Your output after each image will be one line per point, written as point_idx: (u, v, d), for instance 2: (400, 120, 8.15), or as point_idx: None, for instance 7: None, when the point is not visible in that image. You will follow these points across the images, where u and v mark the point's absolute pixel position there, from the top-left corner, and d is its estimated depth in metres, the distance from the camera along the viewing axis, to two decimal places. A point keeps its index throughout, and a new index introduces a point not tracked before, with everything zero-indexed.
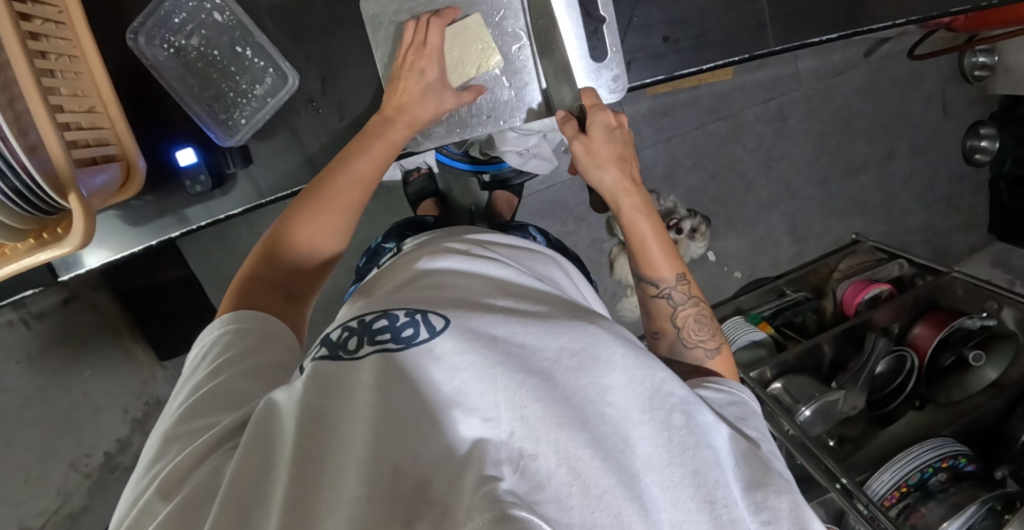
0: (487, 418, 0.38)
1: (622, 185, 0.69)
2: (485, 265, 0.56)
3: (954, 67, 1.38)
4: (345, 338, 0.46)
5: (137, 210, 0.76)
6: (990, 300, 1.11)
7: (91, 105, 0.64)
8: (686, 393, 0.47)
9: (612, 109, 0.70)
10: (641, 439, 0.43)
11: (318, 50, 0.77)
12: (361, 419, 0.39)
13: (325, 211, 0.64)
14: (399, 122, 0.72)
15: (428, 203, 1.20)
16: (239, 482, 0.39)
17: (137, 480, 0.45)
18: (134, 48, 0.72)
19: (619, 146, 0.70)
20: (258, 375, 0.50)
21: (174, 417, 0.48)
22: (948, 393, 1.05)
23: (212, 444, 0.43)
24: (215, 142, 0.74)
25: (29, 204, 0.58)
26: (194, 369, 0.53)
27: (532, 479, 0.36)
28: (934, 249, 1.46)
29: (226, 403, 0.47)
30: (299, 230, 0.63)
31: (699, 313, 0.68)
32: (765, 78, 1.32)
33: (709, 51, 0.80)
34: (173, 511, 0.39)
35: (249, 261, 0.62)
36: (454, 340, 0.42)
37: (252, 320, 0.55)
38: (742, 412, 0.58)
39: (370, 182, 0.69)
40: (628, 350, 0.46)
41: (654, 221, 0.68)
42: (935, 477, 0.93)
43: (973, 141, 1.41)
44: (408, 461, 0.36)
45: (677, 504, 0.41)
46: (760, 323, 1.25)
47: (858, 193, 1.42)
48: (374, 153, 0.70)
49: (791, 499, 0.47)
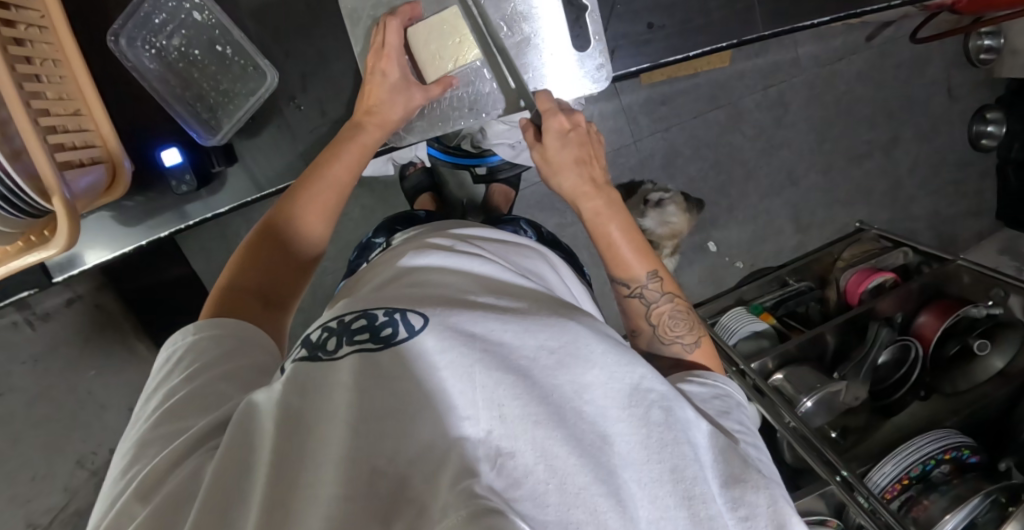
0: (466, 416, 0.38)
1: (579, 189, 0.69)
2: (468, 261, 0.55)
3: (960, 49, 1.35)
4: (325, 338, 0.45)
5: (127, 210, 0.77)
6: (996, 287, 1.08)
7: (76, 108, 0.65)
8: (666, 389, 0.47)
9: (570, 113, 0.70)
10: (620, 435, 0.42)
11: (298, 46, 0.76)
12: (337, 418, 0.39)
13: (302, 217, 0.66)
14: (371, 126, 0.73)
15: (427, 198, 1.20)
16: (220, 481, 0.39)
17: (113, 484, 0.46)
18: (115, 50, 0.72)
19: (572, 150, 0.68)
20: (237, 378, 0.50)
21: (151, 420, 0.48)
22: (954, 383, 1.03)
23: (190, 446, 0.43)
24: (198, 142, 0.75)
25: (15, 206, 0.58)
26: (169, 372, 0.53)
27: (509, 476, 0.36)
28: (941, 236, 1.43)
29: (203, 406, 0.47)
30: (277, 237, 0.65)
31: (675, 308, 0.69)
32: (765, 65, 1.29)
33: (695, 37, 0.79)
34: (150, 514, 0.40)
35: (226, 269, 0.63)
36: (434, 337, 0.41)
37: (229, 327, 0.55)
38: (726, 405, 0.58)
39: (344, 185, 0.70)
40: (608, 346, 0.46)
41: (622, 220, 0.70)
42: (938, 468, 0.91)
43: (979, 126, 1.38)
44: (386, 462, 0.36)
45: (655, 500, 0.41)
46: (761, 313, 1.23)
47: (863, 180, 1.39)
48: (348, 156, 0.70)
49: (769, 494, 0.47)
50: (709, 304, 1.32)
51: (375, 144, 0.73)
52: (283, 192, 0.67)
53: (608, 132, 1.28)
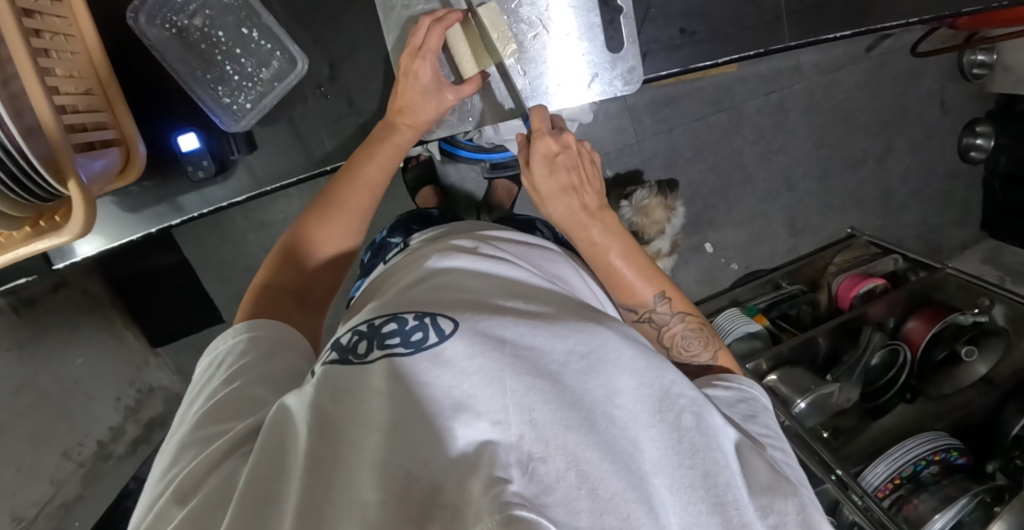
0: (496, 421, 0.36)
1: (570, 218, 0.70)
2: (495, 265, 0.54)
3: (953, 64, 1.39)
4: (355, 342, 0.43)
5: (135, 196, 0.74)
6: (983, 296, 1.12)
7: (88, 87, 0.62)
8: (695, 394, 0.46)
9: (557, 134, 0.71)
10: (651, 442, 0.41)
11: (327, 33, 0.74)
12: (370, 424, 0.36)
13: (337, 219, 0.67)
14: (404, 126, 0.73)
15: (428, 192, 1.17)
16: (253, 486, 0.38)
17: (155, 485, 0.45)
18: (134, 27, 0.69)
19: (558, 177, 0.70)
20: (273, 381, 0.49)
21: (190, 422, 0.48)
22: (939, 387, 1.06)
23: (227, 449, 0.42)
24: (219, 127, 0.72)
25: (24, 189, 0.56)
26: (209, 376, 0.53)
27: (540, 482, 0.34)
28: (927, 245, 1.48)
29: (242, 408, 0.47)
30: (314, 239, 0.66)
31: (686, 328, 0.70)
32: (766, 71, 1.31)
33: (723, 44, 0.80)
34: (191, 511, 0.39)
35: (264, 269, 0.64)
36: (465, 344, 0.39)
37: (266, 328, 0.55)
38: (751, 408, 0.60)
39: (376, 187, 0.70)
40: (638, 351, 0.45)
41: (623, 245, 0.70)
42: (928, 469, 0.95)
43: (968, 139, 1.42)
44: (421, 465, 0.34)
45: (686, 507, 0.40)
46: (756, 315, 1.25)
47: (855, 187, 1.43)
48: (381, 157, 0.70)
49: (797, 502, 0.47)
50: (704, 305, 1.34)
51: (406, 146, 0.73)
52: (316, 196, 0.68)
53: (613, 131, 1.29)
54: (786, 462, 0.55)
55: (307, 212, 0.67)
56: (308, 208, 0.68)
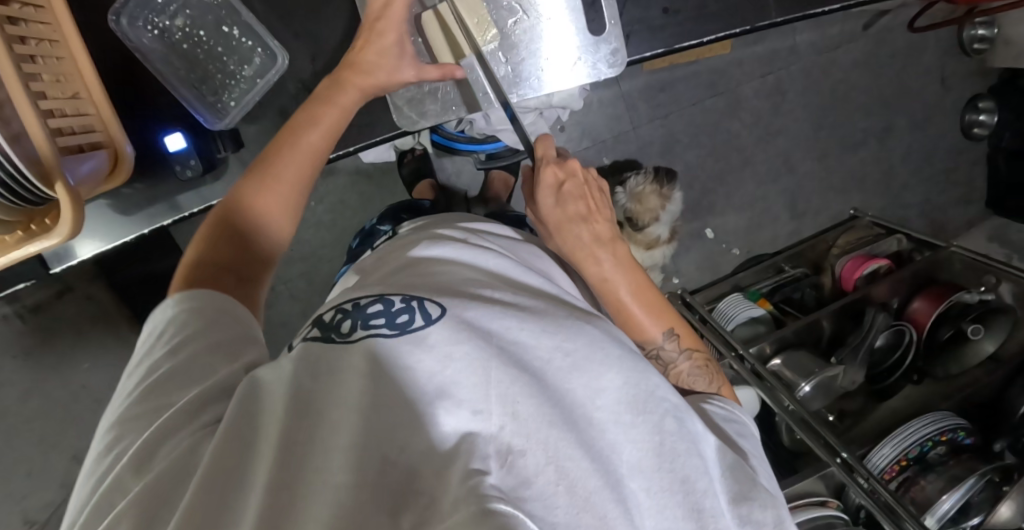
0: (479, 410, 0.36)
1: (580, 250, 0.68)
2: (482, 255, 0.54)
3: (952, 39, 1.37)
4: (338, 320, 0.42)
5: (127, 198, 0.74)
6: (989, 273, 1.10)
7: (75, 91, 0.63)
8: (678, 400, 0.46)
9: (567, 162, 0.72)
10: (631, 442, 0.41)
11: (309, 30, 0.76)
12: (349, 405, 0.35)
13: (275, 183, 0.61)
14: (348, 84, 0.70)
15: (425, 186, 1.15)
16: (215, 464, 0.36)
17: (98, 463, 0.42)
18: (116, 30, 0.70)
19: (567, 206, 0.70)
20: (221, 346, 0.47)
21: (137, 397, 0.45)
22: (947, 367, 1.05)
23: (182, 417, 0.41)
24: (205, 127, 0.73)
25: (16, 194, 0.56)
26: (149, 350, 0.49)
27: (518, 475, 0.34)
28: (932, 224, 1.45)
29: (189, 378, 0.45)
30: (255, 198, 0.60)
31: (693, 366, 0.68)
32: (763, 53, 1.30)
33: (709, 23, 0.81)
34: (147, 487, 0.37)
35: (197, 236, 0.58)
36: (452, 329, 0.39)
37: (211, 298, 0.51)
38: (740, 429, 0.58)
39: (323, 149, 0.66)
40: (624, 352, 0.45)
41: (634, 281, 0.69)
42: (935, 450, 0.93)
43: (971, 115, 1.40)
44: (399, 449, 0.34)
45: (662, 509, 0.40)
46: (759, 299, 1.24)
47: (857, 168, 1.41)
48: (326, 121, 0.67)
49: (776, 514, 0.47)
50: (707, 291, 1.32)
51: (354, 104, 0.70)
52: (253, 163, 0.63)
53: (608, 119, 1.28)
54: (765, 470, 0.54)
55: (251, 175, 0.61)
56: (250, 170, 0.62)
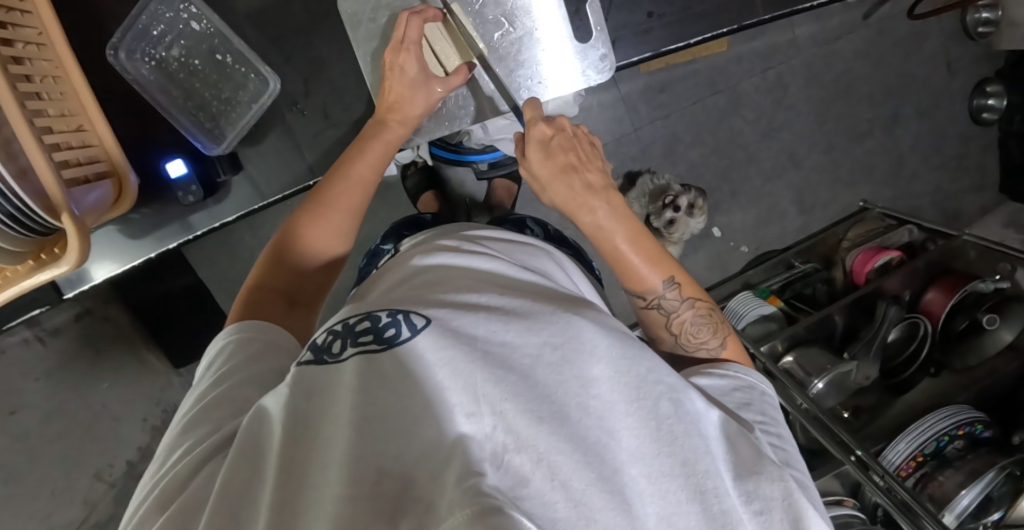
0: (470, 413, 0.35)
1: (573, 201, 0.61)
2: (473, 259, 0.53)
3: (956, 24, 1.35)
4: (329, 340, 0.41)
5: (136, 223, 0.77)
6: (1003, 261, 1.07)
7: (79, 124, 0.65)
8: (674, 380, 0.44)
9: (550, 118, 0.62)
10: (627, 430, 0.40)
11: (301, 53, 0.78)
12: (341, 421, 0.35)
13: (330, 217, 0.66)
14: (394, 122, 0.74)
15: (429, 197, 1.16)
16: (229, 481, 0.37)
17: (147, 480, 0.46)
18: (115, 63, 0.73)
19: (557, 156, 0.61)
20: (262, 382, 0.50)
21: (180, 423, 0.48)
22: (964, 358, 1.03)
23: (209, 453, 0.43)
24: (203, 152, 0.76)
25: (24, 225, 0.59)
26: (201, 379, 0.53)
27: (513, 474, 0.34)
28: (944, 213, 1.43)
29: (228, 411, 0.47)
30: (304, 238, 0.65)
31: (696, 315, 0.66)
32: (762, 48, 1.29)
33: (696, 24, 0.83)
34: (172, 516, 0.39)
35: (255, 267, 0.64)
36: (434, 338, 0.37)
37: (260, 332, 0.55)
38: (748, 397, 0.59)
39: (367, 182, 0.70)
40: (615, 339, 0.43)
41: (630, 229, 0.63)
42: (952, 444, 0.92)
43: (979, 100, 1.38)
44: (392, 460, 0.34)
45: (664, 496, 0.40)
46: (769, 296, 1.22)
47: (864, 159, 1.39)
48: (371, 154, 0.71)
49: (784, 487, 0.46)
50: (717, 290, 1.30)
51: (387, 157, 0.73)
52: (304, 199, 0.68)
53: (609, 122, 1.27)
54: (777, 447, 0.55)
55: (303, 210, 0.67)
56: (300, 206, 0.68)
